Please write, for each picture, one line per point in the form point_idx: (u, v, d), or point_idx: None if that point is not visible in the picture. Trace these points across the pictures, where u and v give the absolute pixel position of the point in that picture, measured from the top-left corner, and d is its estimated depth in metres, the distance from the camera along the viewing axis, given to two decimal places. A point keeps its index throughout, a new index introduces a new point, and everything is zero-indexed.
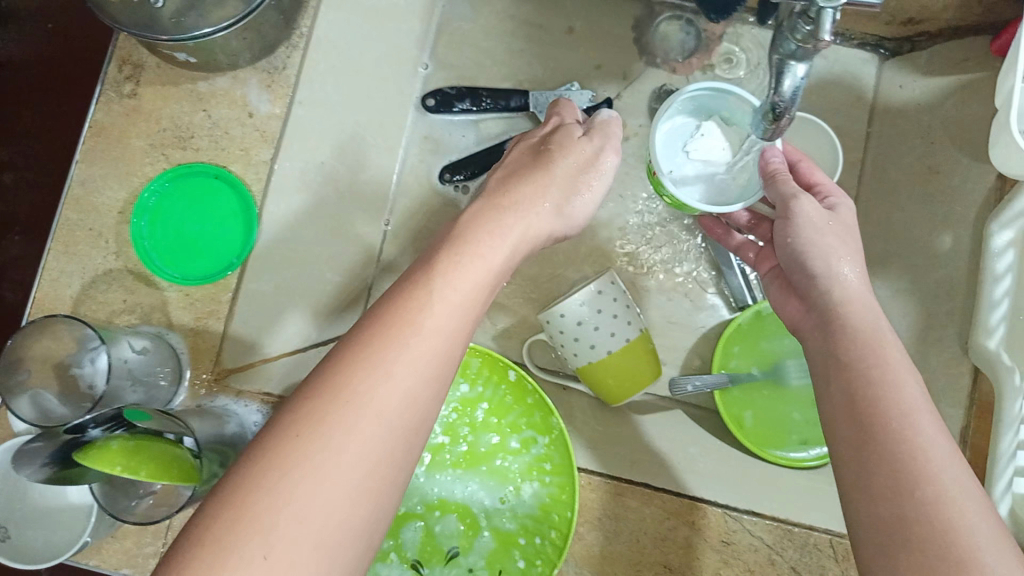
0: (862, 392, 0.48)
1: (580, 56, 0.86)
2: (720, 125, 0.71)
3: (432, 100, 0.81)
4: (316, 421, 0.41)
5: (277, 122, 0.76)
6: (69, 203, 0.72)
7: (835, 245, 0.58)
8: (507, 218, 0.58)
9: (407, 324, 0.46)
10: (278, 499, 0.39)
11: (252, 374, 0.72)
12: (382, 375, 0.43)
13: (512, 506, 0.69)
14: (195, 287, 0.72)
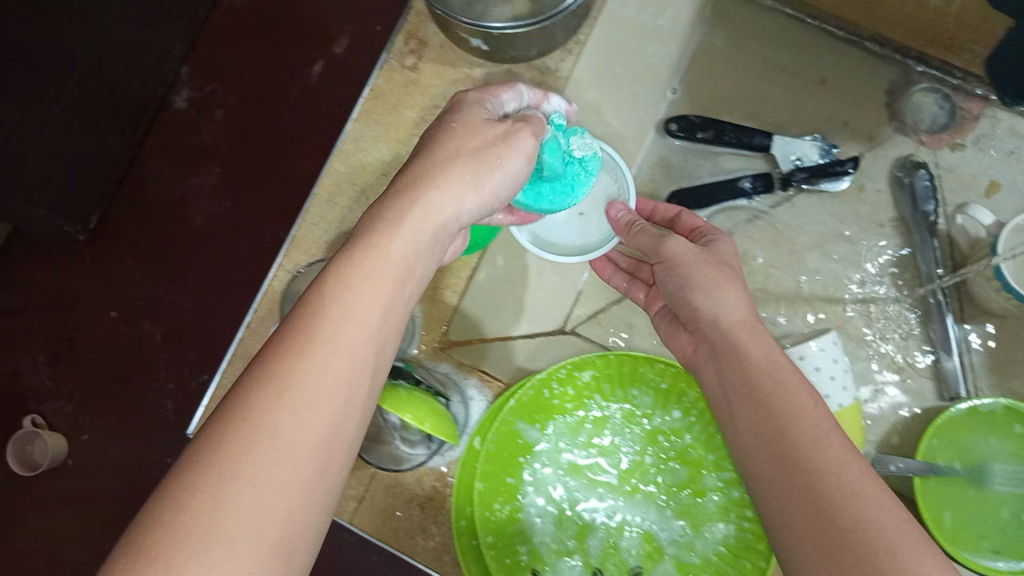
0: (767, 425, 0.51)
1: (830, 109, 0.86)
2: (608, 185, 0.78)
3: (676, 125, 0.83)
4: (287, 381, 0.43)
5: None
6: (340, 155, 0.76)
7: (738, 285, 0.60)
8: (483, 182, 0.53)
9: (372, 284, 0.48)
10: (266, 443, 0.41)
11: (473, 353, 0.75)
12: (341, 338, 0.45)
13: (694, 541, 0.68)
14: (440, 259, 0.76)
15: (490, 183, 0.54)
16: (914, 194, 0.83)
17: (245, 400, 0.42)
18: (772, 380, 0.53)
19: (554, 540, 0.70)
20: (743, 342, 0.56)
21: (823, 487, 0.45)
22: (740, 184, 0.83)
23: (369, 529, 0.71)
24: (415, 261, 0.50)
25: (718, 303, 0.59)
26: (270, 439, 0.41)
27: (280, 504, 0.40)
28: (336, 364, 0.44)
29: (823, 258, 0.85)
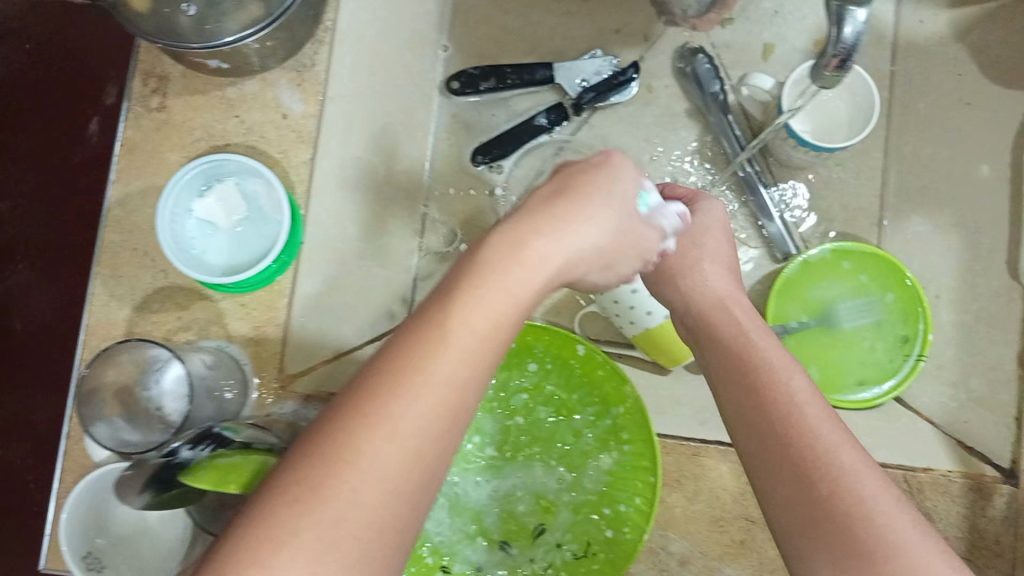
0: (756, 413, 0.51)
1: (599, 24, 0.85)
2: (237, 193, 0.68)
3: (457, 83, 0.82)
4: (360, 427, 0.38)
5: (312, 121, 0.71)
6: (111, 225, 0.70)
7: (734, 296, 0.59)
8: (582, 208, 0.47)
9: (488, 314, 0.42)
10: (318, 499, 0.37)
11: (319, 380, 0.71)
12: (439, 371, 0.40)
13: (577, 483, 0.69)
14: (248, 295, 0.70)
15: (589, 237, 0.47)
16: (698, 80, 0.83)
17: (326, 446, 0.38)
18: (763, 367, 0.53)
19: (452, 533, 0.68)
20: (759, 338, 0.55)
21: (809, 464, 0.47)
22: (536, 123, 0.82)
23: None
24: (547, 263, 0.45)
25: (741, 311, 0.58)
26: (344, 491, 0.37)
27: (332, 546, 0.36)
28: (435, 404, 0.39)
29: (633, 167, 0.85)
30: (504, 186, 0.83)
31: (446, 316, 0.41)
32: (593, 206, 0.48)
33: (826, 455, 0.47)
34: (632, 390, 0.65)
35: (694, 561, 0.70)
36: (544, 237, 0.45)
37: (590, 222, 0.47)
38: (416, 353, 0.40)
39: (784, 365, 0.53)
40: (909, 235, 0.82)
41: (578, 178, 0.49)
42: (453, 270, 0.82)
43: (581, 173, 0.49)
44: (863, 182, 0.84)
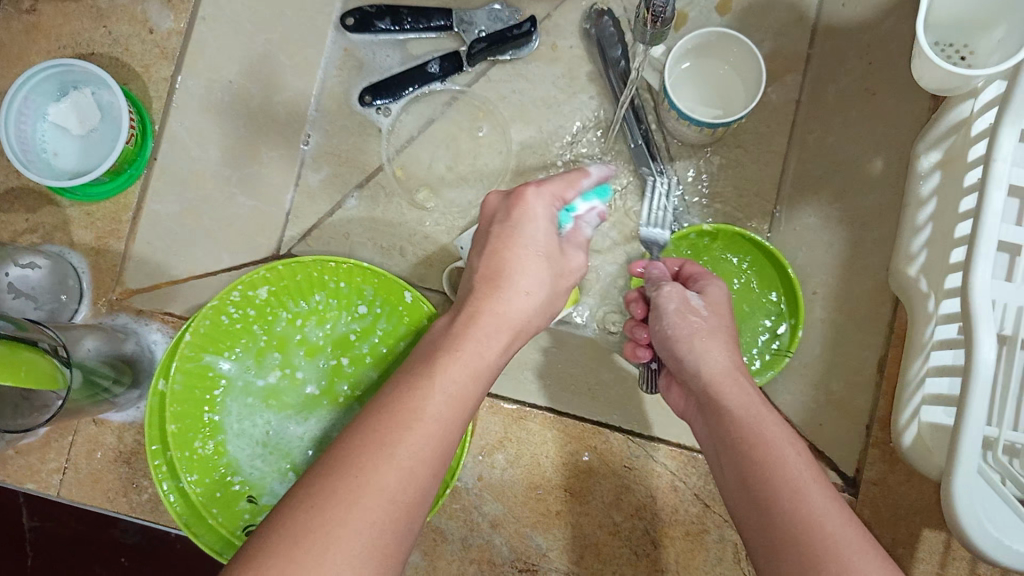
0: (762, 504, 0.46)
1: None
2: (85, 98, 0.69)
3: (351, 20, 0.79)
4: (380, 448, 0.44)
5: (178, 37, 0.75)
6: None
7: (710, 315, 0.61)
8: (524, 261, 0.55)
9: (454, 372, 0.49)
10: (343, 509, 0.41)
11: (159, 297, 0.71)
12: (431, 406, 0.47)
13: None
14: (96, 204, 0.72)
15: (537, 278, 0.55)
16: (601, 42, 0.80)
17: (339, 465, 0.43)
18: (746, 407, 0.52)
19: (266, 466, 0.68)
20: (722, 382, 0.55)
21: (770, 495, 0.46)
22: (427, 70, 0.80)
23: (81, 497, 0.68)
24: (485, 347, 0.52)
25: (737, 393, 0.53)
26: (356, 502, 0.42)
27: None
28: (414, 441, 0.45)
29: (526, 127, 0.83)
30: (386, 131, 0.81)
31: (434, 382, 0.48)
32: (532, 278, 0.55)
33: (793, 496, 0.45)
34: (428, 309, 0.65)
35: (505, 525, 0.68)
36: (502, 296, 0.54)
37: (526, 294, 0.55)
38: (416, 392, 0.47)
39: (753, 409, 0.52)
40: (800, 226, 0.80)
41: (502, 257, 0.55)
42: (327, 212, 0.79)
43: (504, 249, 0.55)
44: (762, 165, 0.81)
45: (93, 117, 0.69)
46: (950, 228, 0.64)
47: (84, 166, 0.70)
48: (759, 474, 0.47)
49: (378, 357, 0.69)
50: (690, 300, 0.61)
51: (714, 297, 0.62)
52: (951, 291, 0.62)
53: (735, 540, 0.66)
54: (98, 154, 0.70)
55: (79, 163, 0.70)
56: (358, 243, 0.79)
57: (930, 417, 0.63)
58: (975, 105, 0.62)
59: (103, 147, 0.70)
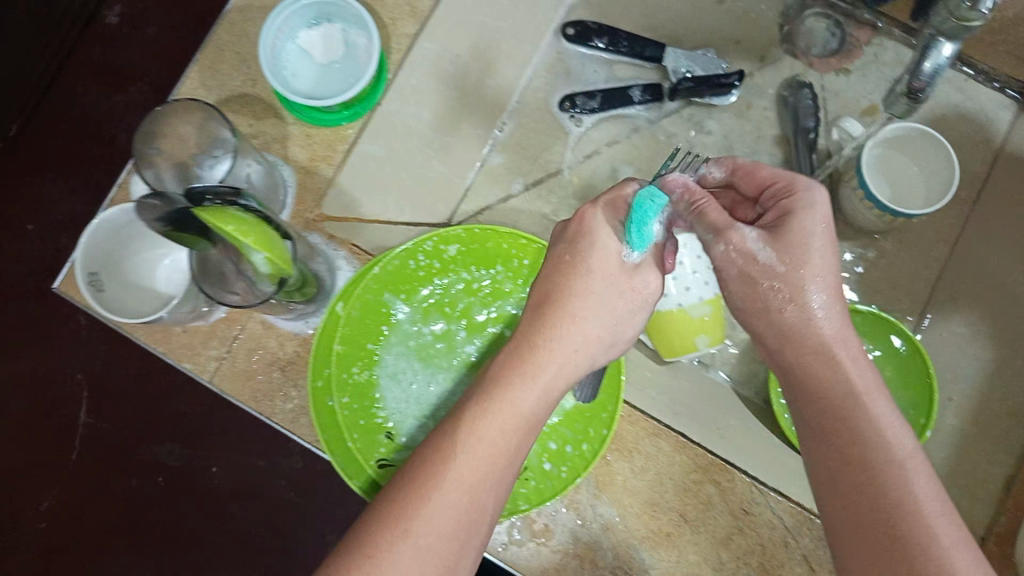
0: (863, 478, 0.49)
1: (725, 27, 0.87)
2: (336, 34, 0.74)
3: (572, 30, 0.84)
4: (433, 476, 0.49)
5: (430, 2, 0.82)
6: (225, 25, 0.75)
7: (808, 269, 0.56)
8: (588, 291, 0.58)
9: (508, 403, 0.53)
10: (398, 526, 0.47)
11: (347, 229, 0.75)
12: (487, 432, 0.51)
13: None
14: (317, 129, 0.76)
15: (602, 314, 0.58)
16: (796, 111, 0.84)
17: (400, 491, 0.49)
18: (843, 394, 0.53)
19: (410, 407, 0.71)
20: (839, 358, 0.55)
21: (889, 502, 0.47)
22: (628, 94, 0.84)
23: (229, 389, 0.71)
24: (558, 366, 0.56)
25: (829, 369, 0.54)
26: (407, 527, 0.47)
27: None
28: (464, 467, 0.50)
29: None
30: (575, 139, 0.85)
31: (501, 400, 0.53)
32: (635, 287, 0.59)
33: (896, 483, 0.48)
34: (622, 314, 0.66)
35: (615, 532, 0.69)
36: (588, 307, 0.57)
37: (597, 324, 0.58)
38: (477, 421, 0.52)
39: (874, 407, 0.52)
40: (946, 332, 0.81)
41: (570, 285, 0.58)
42: (503, 197, 0.82)
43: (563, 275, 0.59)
44: (920, 267, 0.83)
45: (338, 52, 0.74)
46: None
47: (320, 96, 0.73)
48: (868, 476, 0.49)
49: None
50: (757, 253, 0.57)
51: (784, 236, 0.57)
52: None
53: None
54: (335, 87, 0.74)
55: (316, 91, 0.74)
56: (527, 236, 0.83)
57: None
58: None
59: (341, 81, 0.74)
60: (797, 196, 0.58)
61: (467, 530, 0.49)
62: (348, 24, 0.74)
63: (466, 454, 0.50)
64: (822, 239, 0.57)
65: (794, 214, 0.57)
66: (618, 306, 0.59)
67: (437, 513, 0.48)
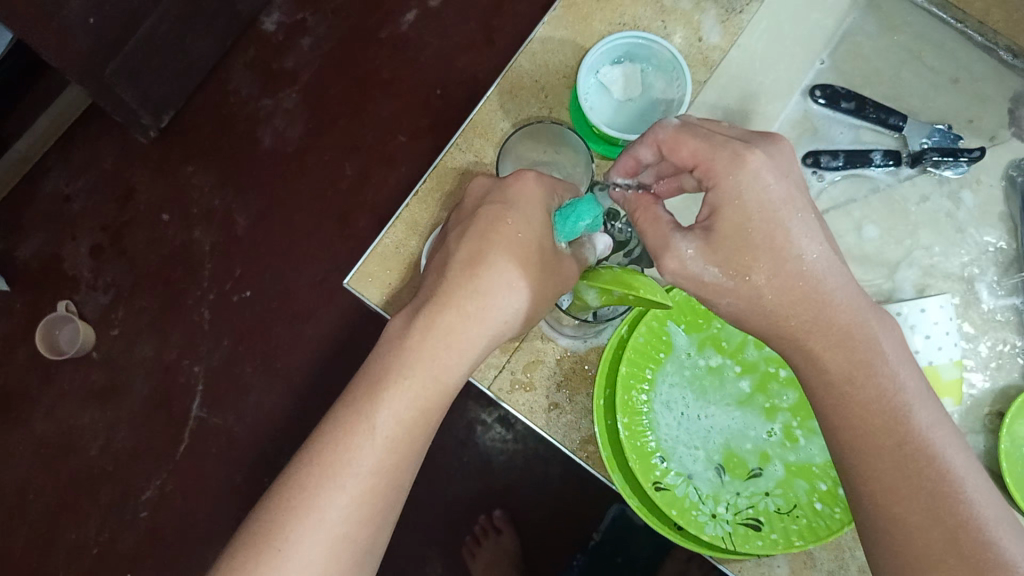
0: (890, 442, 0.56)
1: (957, 106, 0.92)
2: (636, 75, 0.78)
3: (821, 93, 0.88)
4: (351, 419, 0.58)
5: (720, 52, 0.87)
6: (527, 54, 0.80)
7: (789, 216, 0.59)
8: (498, 254, 0.61)
9: (429, 363, 0.60)
10: (332, 471, 0.57)
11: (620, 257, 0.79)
12: (401, 386, 0.59)
13: (798, 448, 0.72)
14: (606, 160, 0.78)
15: (507, 278, 0.61)
16: None
17: (333, 431, 0.58)
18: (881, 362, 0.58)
19: (682, 435, 0.72)
20: (819, 352, 0.59)
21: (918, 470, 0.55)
22: (870, 155, 0.89)
23: (506, 397, 0.75)
24: (467, 333, 0.61)
25: (901, 379, 0.58)
26: (343, 472, 0.57)
27: (329, 549, 0.55)
28: (378, 412, 0.58)
29: (934, 236, 0.90)
30: (814, 192, 0.91)
31: (405, 351, 0.60)
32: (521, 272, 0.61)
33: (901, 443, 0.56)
34: (717, 322, 0.73)
35: None
36: (495, 268, 0.61)
37: (513, 286, 0.61)
38: (376, 368, 0.60)
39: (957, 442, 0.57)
40: None
41: (499, 255, 0.62)
42: None
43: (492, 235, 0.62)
44: None
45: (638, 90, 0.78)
46: None
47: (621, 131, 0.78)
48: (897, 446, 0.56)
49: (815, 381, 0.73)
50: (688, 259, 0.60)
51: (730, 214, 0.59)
52: None
53: None
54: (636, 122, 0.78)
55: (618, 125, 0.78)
56: None
57: None
58: None
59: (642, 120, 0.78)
60: (717, 184, 0.59)
61: (393, 483, 0.58)
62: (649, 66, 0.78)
63: (381, 405, 0.58)
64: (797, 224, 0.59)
65: (723, 211, 0.60)
66: (530, 272, 0.62)
67: (359, 457, 0.57)
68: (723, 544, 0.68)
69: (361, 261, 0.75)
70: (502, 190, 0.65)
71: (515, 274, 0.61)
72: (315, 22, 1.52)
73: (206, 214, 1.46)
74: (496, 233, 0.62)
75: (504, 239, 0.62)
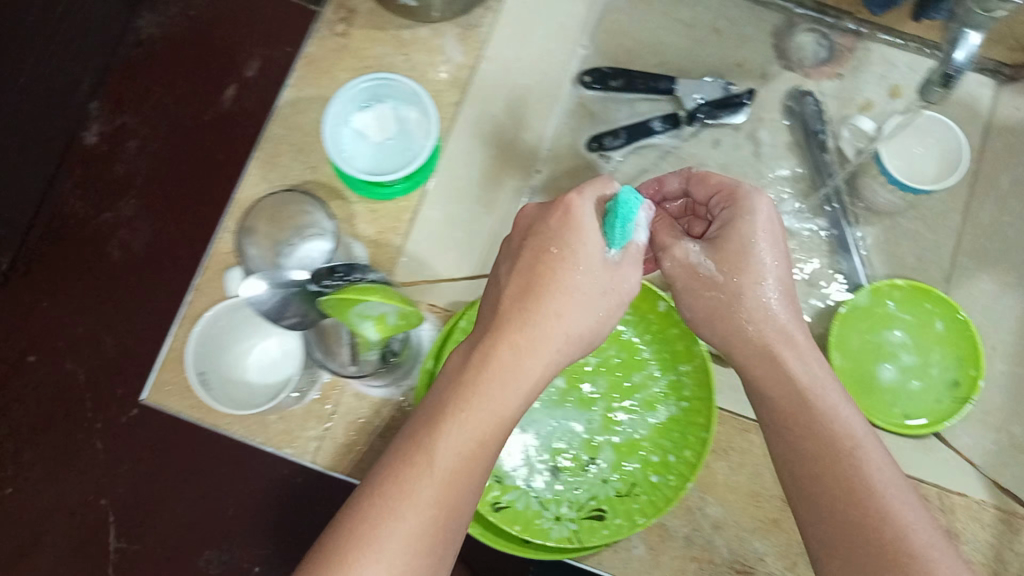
0: (831, 461, 0.58)
1: (722, 54, 0.96)
2: (385, 113, 0.79)
3: (589, 78, 0.92)
4: (396, 479, 0.54)
5: (466, 71, 0.83)
6: (278, 120, 0.80)
7: (761, 244, 0.66)
8: (559, 283, 0.62)
9: (483, 416, 0.57)
10: (369, 527, 0.52)
11: (418, 290, 0.79)
12: (450, 429, 0.56)
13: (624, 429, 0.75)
14: (381, 204, 0.80)
15: (561, 312, 0.61)
16: (805, 118, 0.93)
17: (385, 485, 0.54)
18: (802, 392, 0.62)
19: (513, 448, 0.74)
20: (784, 359, 0.64)
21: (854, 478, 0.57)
22: (650, 124, 0.92)
23: (333, 464, 0.74)
24: (540, 371, 0.60)
25: (835, 399, 0.62)
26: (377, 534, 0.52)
27: None
28: (437, 457, 0.55)
29: (728, 183, 0.93)
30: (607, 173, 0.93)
31: (479, 392, 0.57)
32: (562, 302, 0.61)
33: (852, 461, 0.58)
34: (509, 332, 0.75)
35: (726, 527, 0.74)
36: (552, 300, 0.61)
37: (557, 316, 0.61)
38: (431, 426, 0.56)
39: (882, 459, 0.58)
40: (975, 290, 0.88)
41: (563, 283, 0.62)
42: None
43: (554, 270, 0.62)
44: (938, 236, 0.91)
45: (393, 126, 0.79)
46: None
47: (393, 170, 0.78)
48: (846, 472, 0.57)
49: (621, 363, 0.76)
50: (698, 265, 0.68)
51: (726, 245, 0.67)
52: None
53: None
54: (405, 157, 0.79)
55: (387, 166, 0.79)
56: None
57: None
58: None
59: (408, 155, 0.79)
60: (734, 204, 0.67)
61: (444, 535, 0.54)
62: (393, 100, 0.79)
63: (440, 443, 0.55)
64: (762, 223, 0.66)
65: (727, 229, 0.67)
66: (575, 303, 0.62)
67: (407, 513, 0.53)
68: (572, 542, 0.68)
69: (157, 371, 0.75)
70: (535, 231, 0.65)
71: (550, 309, 0.61)
72: (134, 124, 1.52)
73: (73, 344, 1.44)
74: (541, 272, 0.62)
75: (551, 271, 0.62)
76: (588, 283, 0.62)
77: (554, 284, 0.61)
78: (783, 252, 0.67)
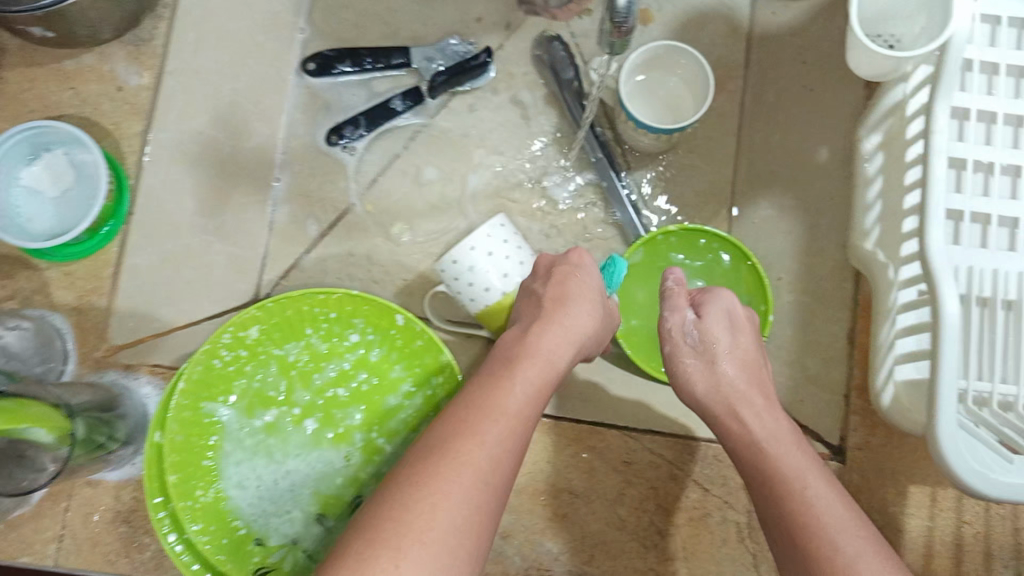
0: (762, 471, 0.59)
1: (459, 9, 0.85)
2: (54, 161, 0.69)
3: (312, 65, 0.81)
4: (376, 537, 0.47)
5: (148, 93, 0.77)
6: None
7: (721, 336, 0.65)
8: (541, 344, 0.61)
9: (496, 442, 0.54)
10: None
11: (141, 351, 0.73)
12: (478, 460, 0.52)
13: (386, 456, 0.69)
14: (75, 263, 0.73)
15: (556, 352, 0.62)
16: (553, 66, 0.83)
17: (359, 551, 0.47)
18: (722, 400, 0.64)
19: (270, 506, 0.68)
20: (742, 411, 0.62)
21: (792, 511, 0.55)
22: (388, 105, 0.81)
23: (77, 564, 0.69)
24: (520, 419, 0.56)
25: (753, 417, 0.62)
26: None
27: None
28: (448, 502, 0.49)
29: (489, 152, 0.84)
30: (352, 168, 0.82)
31: (470, 451, 0.53)
32: (565, 346, 0.62)
33: (802, 482, 0.57)
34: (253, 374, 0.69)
35: (516, 534, 0.69)
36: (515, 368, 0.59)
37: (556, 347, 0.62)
38: (433, 466, 0.51)
39: (802, 466, 0.58)
40: (758, 219, 0.81)
41: (539, 343, 0.61)
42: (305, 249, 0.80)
43: (550, 322, 0.63)
44: (714, 166, 0.83)
45: (65, 171, 0.69)
46: (899, 200, 0.67)
47: (74, 222, 0.69)
48: (763, 468, 0.59)
49: (371, 387, 0.70)
50: (687, 334, 0.66)
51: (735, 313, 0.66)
52: (908, 256, 0.65)
53: (736, 520, 0.69)
54: (84, 203, 0.70)
55: (69, 218, 0.69)
56: (341, 277, 0.80)
57: (903, 376, 0.64)
58: (906, 89, 0.67)
59: (86, 201, 0.69)
60: (716, 297, 0.67)
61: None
62: (60, 145, 0.70)
63: (451, 501, 0.49)
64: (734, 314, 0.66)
65: (716, 305, 0.66)
66: (530, 367, 0.60)
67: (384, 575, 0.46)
68: None
69: None
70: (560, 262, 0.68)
71: (534, 362, 0.60)
72: None
73: None
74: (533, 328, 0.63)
75: (512, 342, 0.62)
76: (541, 344, 0.62)
77: (550, 321, 0.63)
78: (748, 332, 0.67)
